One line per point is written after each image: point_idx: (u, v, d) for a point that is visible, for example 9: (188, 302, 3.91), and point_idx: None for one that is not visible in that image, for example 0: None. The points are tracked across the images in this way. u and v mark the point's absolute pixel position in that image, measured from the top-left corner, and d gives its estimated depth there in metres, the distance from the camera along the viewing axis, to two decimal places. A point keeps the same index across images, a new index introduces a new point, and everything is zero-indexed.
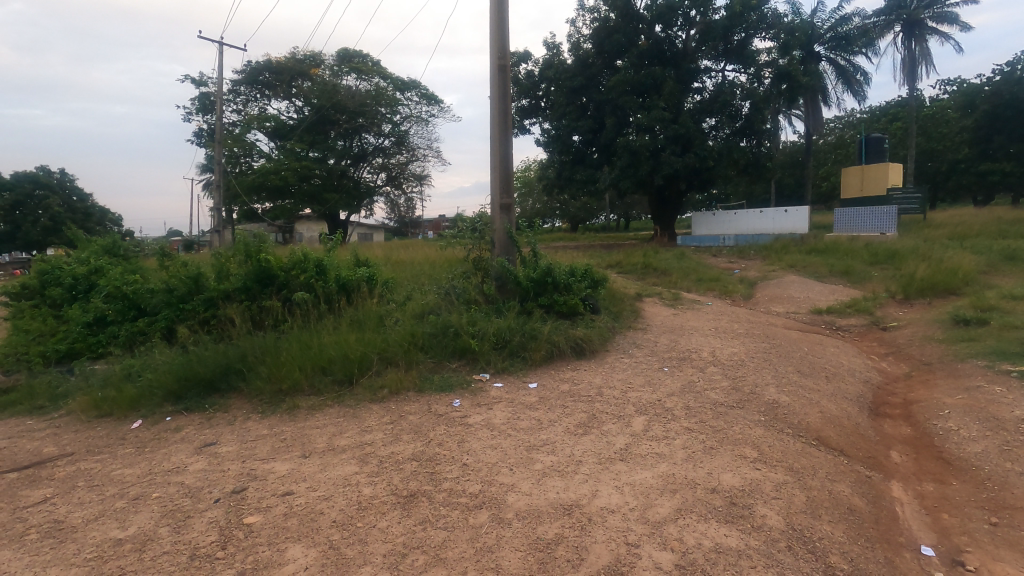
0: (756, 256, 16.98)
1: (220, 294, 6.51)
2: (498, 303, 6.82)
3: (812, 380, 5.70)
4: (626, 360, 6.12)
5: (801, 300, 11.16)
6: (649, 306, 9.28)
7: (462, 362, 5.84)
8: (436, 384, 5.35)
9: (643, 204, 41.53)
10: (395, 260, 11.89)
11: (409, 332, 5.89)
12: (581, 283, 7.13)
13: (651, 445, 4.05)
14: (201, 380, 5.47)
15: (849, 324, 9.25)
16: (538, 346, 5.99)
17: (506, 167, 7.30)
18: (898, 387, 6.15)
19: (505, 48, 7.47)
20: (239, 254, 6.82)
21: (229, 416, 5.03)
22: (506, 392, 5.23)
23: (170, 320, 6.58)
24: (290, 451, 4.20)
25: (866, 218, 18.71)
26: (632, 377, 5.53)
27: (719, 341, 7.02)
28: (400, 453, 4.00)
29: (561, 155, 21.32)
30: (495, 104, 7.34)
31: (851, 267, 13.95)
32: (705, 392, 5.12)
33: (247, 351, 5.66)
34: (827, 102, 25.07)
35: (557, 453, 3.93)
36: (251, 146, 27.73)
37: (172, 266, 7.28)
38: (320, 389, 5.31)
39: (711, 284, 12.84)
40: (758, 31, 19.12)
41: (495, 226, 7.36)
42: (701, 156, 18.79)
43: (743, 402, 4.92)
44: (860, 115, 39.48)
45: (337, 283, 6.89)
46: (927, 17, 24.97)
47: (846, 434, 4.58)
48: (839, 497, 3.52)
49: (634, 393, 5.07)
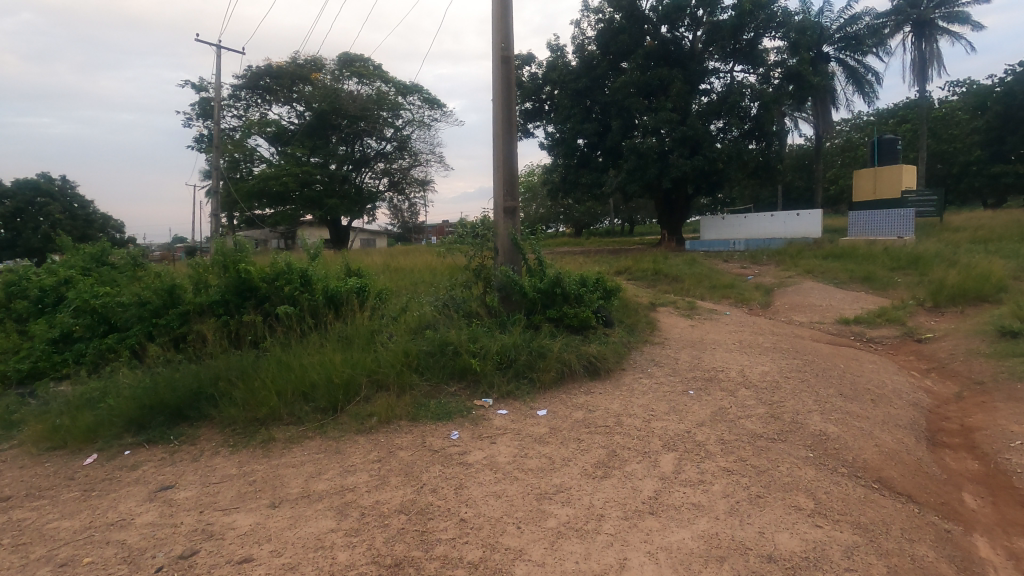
0: (770, 262, 16.29)
1: (195, 308, 5.91)
2: (502, 317, 6.17)
3: (859, 404, 5.02)
4: (645, 381, 5.47)
5: (825, 309, 10.48)
6: (664, 316, 8.65)
7: (461, 384, 5.20)
8: (432, 412, 4.73)
9: (649, 208, 41.04)
10: (395, 268, 11.32)
11: (403, 351, 5.24)
12: (593, 293, 6.48)
13: (685, 492, 3.39)
14: (167, 407, 4.85)
15: (881, 336, 8.58)
16: (547, 366, 5.34)
17: (510, 166, 6.67)
18: (952, 410, 5.45)
19: (508, 39, 6.88)
20: (217, 264, 6.22)
21: (194, 451, 4.41)
22: (512, 420, 4.59)
23: (141, 337, 5.97)
24: (257, 499, 3.56)
25: (882, 221, 18.01)
26: (656, 403, 4.87)
27: (747, 357, 6.35)
28: (385, 504, 3.36)
29: (565, 159, 20.73)
30: (497, 97, 6.73)
31: (872, 272, 13.30)
32: (740, 421, 4.47)
33: (221, 373, 5.06)
34: (837, 105, 24.45)
35: (572, 504, 3.28)
36: (251, 151, 27.31)
37: (146, 277, 6.69)
38: (299, 418, 4.68)
39: (725, 291, 12.20)
40: (768, 30, 18.53)
41: (499, 232, 6.70)
42: (710, 157, 18.16)
43: (785, 432, 4.29)
44: (868, 117, 38.82)
45: (324, 295, 6.22)
46: (938, 16, 24.37)
47: (910, 475, 3.90)
48: (925, 566, 2.86)
49: (660, 423, 4.41)
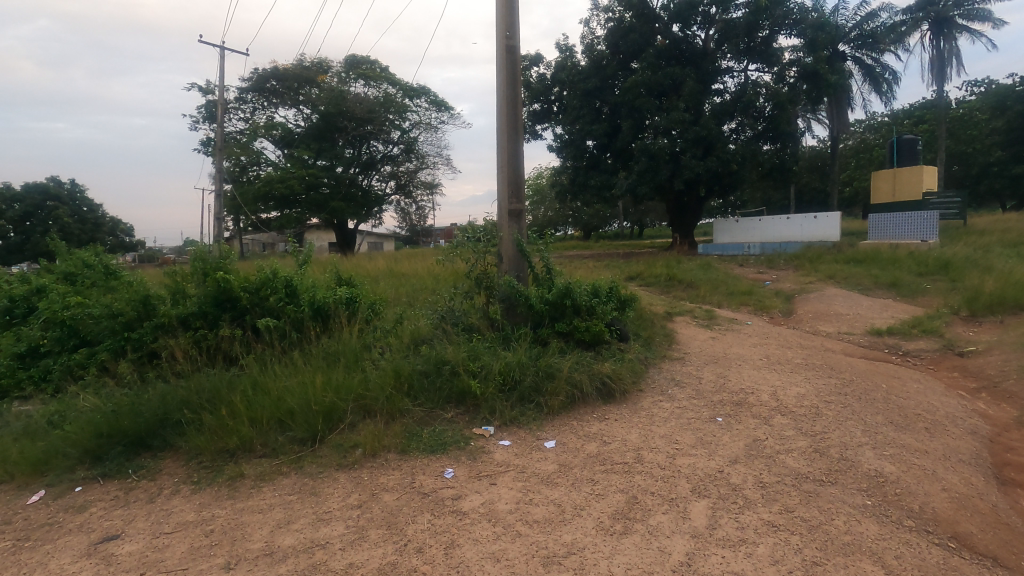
0: (787, 267, 15.63)
1: (169, 320, 5.37)
2: (506, 331, 5.60)
3: (912, 434, 4.38)
4: (666, 405, 4.86)
5: (853, 318, 9.81)
6: (682, 327, 8.02)
7: (460, 409, 4.62)
8: (425, 442, 4.16)
9: (659, 210, 40.34)
10: (396, 274, 10.77)
11: (394, 370, 4.69)
12: (606, 304, 5.88)
13: (723, 557, 2.82)
14: (128, 435, 4.30)
15: (918, 349, 7.91)
16: (555, 389, 4.74)
17: (515, 166, 6.10)
18: (1016, 438, 4.79)
19: (514, 26, 6.30)
20: (195, 273, 5.69)
21: (152, 489, 3.86)
22: (516, 454, 3.99)
23: (112, 352, 5.45)
24: (210, 557, 3.01)
25: (904, 224, 17.23)
26: (680, 434, 4.26)
27: (778, 375, 5.71)
28: (362, 568, 2.81)
29: (574, 161, 20.10)
30: (502, 92, 6.18)
31: (899, 278, 12.58)
32: (780, 457, 3.86)
33: (193, 396, 4.52)
34: (853, 105, 23.68)
35: (586, 572, 2.71)
36: (258, 154, 26.95)
37: (121, 285, 6.16)
38: (273, 449, 4.12)
39: (744, 298, 11.54)
40: (783, 28, 17.86)
41: (502, 237, 6.12)
42: (723, 159, 17.51)
43: (835, 472, 3.68)
44: (883, 117, 37.91)
45: (311, 307, 5.65)
46: (957, 14, 23.56)
47: (991, 527, 3.26)
48: None
49: (687, 461, 3.80)
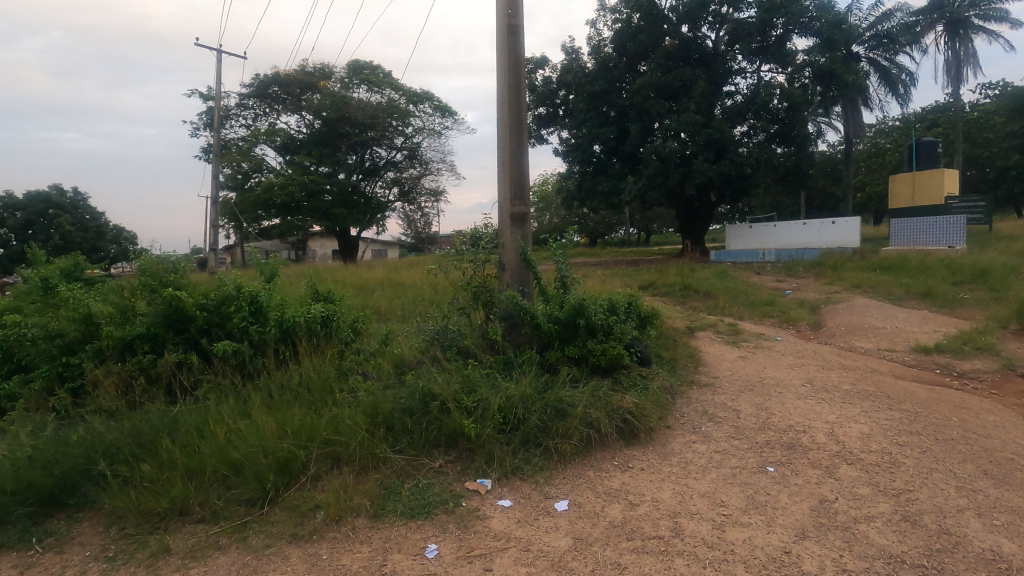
0: (809, 275, 14.73)
1: (112, 343, 4.55)
2: (508, 355, 4.76)
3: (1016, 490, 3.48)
4: (703, 449, 3.98)
5: (890, 332, 8.90)
6: (705, 345, 7.15)
7: (450, 455, 3.75)
8: (405, 500, 3.32)
9: (667, 216, 39.44)
10: (392, 284, 9.93)
11: (370, 407, 3.85)
12: (625, 323, 5.02)
13: None
14: (41, 491, 3.47)
15: (974, 369, 6.99)
16: (568, 429, 3.86)
17: (519, 164, 5.25)
18: None
19: (516, 4, 5.47)
20: (146, 287, 4.85)
21: (57, 567, 3.03)
22: (518, 522, 3.13)
23: (48, 381, 4.62)
24: None
25: (928, 229, 16.25)
26: (725, 492, 3.38)
27: (827, 408, 4.79)
28: None
29: (582, 166, 19.26)
30: (504, 79, 5.34)
31: (933, 286, 11.66)
32: (860, 529, 2.99)
33: (125, 441, 3.70)
34: (868, 107, 22.77)
35: None
36: (259, 161, 26.21)
37: (67, 300, 5.31)
38: (213, 511, 3.27)
39: (767, 309, 10.65)
40: (798, 27, 16.96)
41: (504, 247, 5.25)
42: (737, 163, 16.64)
43: (938, 553, 2.81)
44: (894, 122, 36.86)
45: (279, 327, 4.80)
46: (973, 15, 22.65)
47: None
48: None
49: (742, 535, 2.93)
